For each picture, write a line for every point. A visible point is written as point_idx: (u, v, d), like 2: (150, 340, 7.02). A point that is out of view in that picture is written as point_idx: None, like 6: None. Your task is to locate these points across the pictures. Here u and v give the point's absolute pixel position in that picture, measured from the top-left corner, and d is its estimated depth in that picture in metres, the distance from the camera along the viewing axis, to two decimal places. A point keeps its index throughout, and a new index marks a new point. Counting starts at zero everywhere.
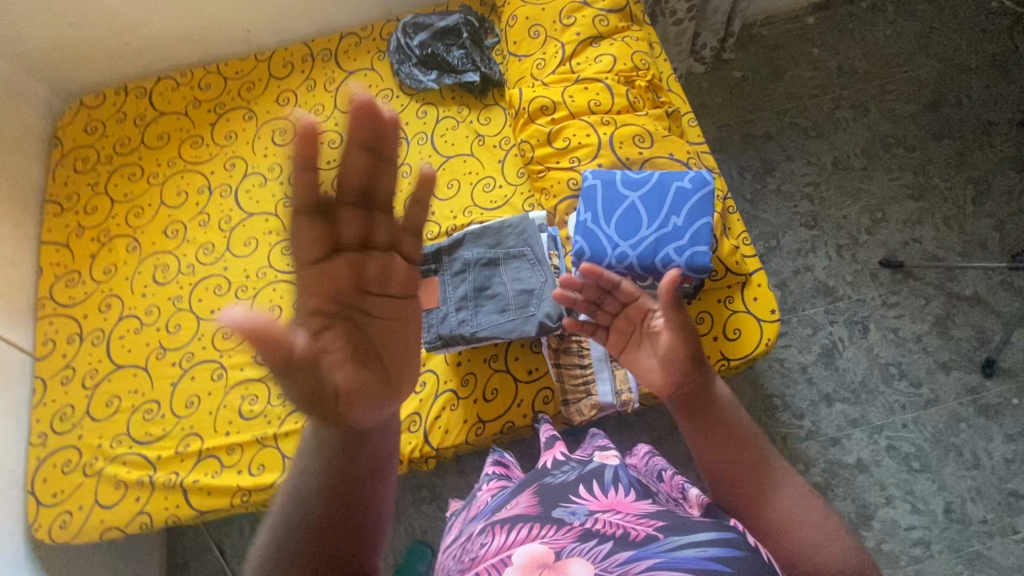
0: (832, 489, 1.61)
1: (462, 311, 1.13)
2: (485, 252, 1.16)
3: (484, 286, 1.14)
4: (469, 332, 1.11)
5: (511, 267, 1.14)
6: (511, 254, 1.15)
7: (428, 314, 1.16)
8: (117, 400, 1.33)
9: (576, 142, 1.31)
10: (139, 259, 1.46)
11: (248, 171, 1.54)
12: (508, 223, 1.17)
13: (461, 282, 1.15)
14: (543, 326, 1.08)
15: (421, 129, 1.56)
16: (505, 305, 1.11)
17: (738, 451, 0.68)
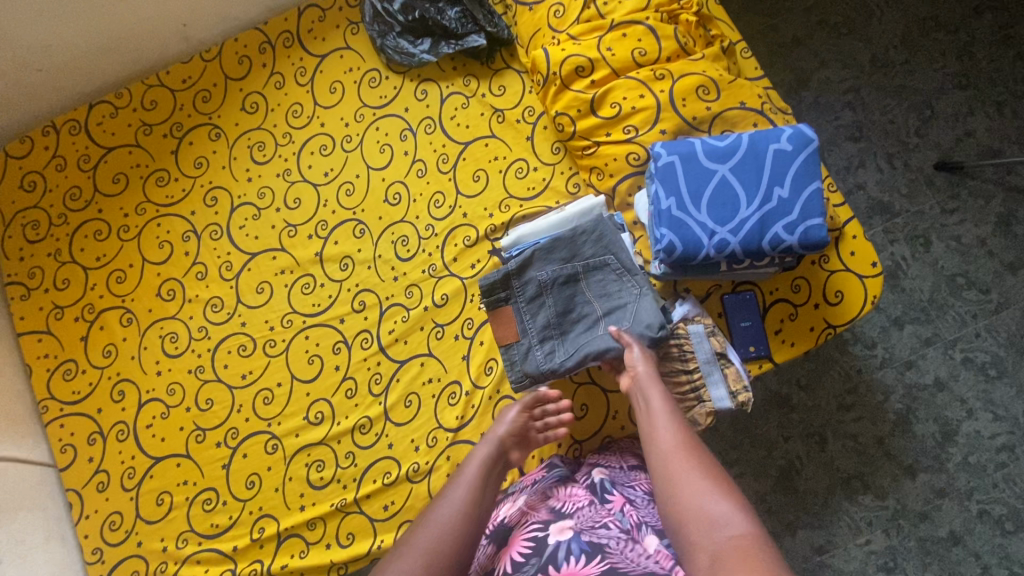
0: (914, 413, 1.59)
1: (547, 340, 1.06)
2: (562, 268, 1.06)
3: (567, 308, 1.06)
4: (560, 364, 1.04)
5: (593, 280, 1.05)
6: (591, 265, 1.05)
7: (509, 350, 1.07)
8: (168, 496, 1.18)
9: (628, 107, 1.09)
10: (140, 332, 1.25)
11: (236, 203, 1.31)
12: (582, 228, 1.06)
13: (539, 304, 1.07)
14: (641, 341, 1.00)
15: (425, 114, 1.32)
16: (596, 324, 1.04)
17: (654, 426, 0.84)
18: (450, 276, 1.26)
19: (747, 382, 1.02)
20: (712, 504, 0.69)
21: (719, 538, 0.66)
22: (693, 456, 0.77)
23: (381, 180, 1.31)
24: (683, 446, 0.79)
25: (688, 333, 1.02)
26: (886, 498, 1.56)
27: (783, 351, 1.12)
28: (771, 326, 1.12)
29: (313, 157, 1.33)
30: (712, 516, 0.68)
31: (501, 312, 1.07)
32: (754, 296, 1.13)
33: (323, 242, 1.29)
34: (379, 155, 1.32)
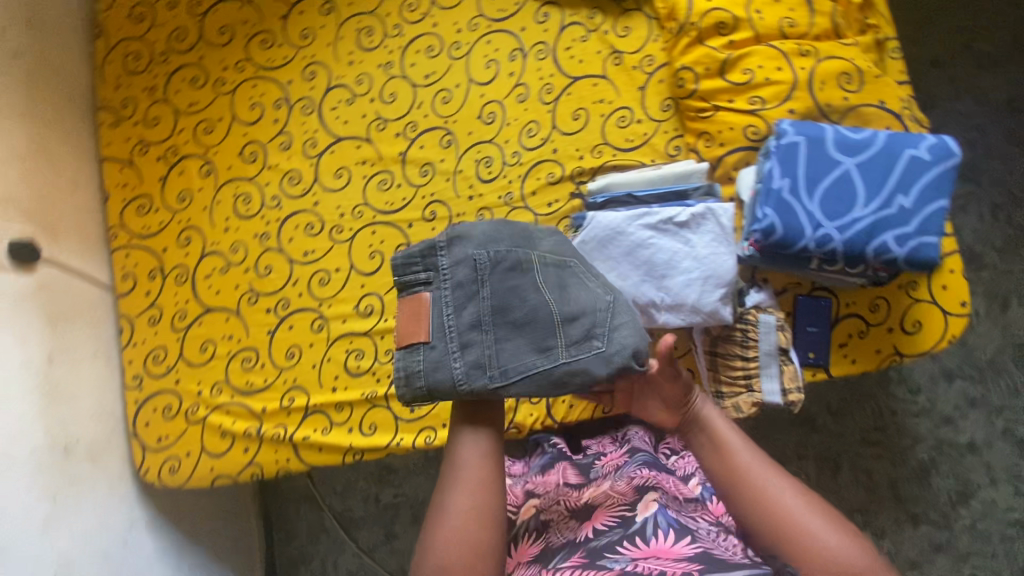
0: (936, 466, 1.56)
1: (482, 339, 0.83)
2: (503, 251, 0.86)
3: (507, 305, 0.84)
4: (490, 385, 0.81)
5: (545, 274, 0.87)
6: (548, 260, 0.88)
7: (416, 348, 0.84)
8: (211, 346, 1.23)
9: (761, 77, 1.03)
10: (215, 186, 1.27)
11: (333, 83, 1.30)
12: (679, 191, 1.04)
13: (475, 294, 0.84)
14: (688, 310, 0.92)
15: (541, 38, 1.27)
16: (548, 337, 0.83)
17: (739, 459, 0.76)
18: (525, 208, 1.24)
19: (802, 383, 1.00)
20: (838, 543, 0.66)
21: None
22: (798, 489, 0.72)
23: (479, 95, 1.28)
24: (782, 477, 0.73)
25: (757, 321, 1.00)
26: (881, 539, 1.56)
27: (841, 365, 1.09)
28: (837, 339, 1.09)
29: (418, 55, 1.30)
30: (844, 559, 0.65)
31: (417, 300, 0.85)
32: (830, 304, 1.09)
33: (409, 143, 1.28)
34: (484, 70, 1.28)
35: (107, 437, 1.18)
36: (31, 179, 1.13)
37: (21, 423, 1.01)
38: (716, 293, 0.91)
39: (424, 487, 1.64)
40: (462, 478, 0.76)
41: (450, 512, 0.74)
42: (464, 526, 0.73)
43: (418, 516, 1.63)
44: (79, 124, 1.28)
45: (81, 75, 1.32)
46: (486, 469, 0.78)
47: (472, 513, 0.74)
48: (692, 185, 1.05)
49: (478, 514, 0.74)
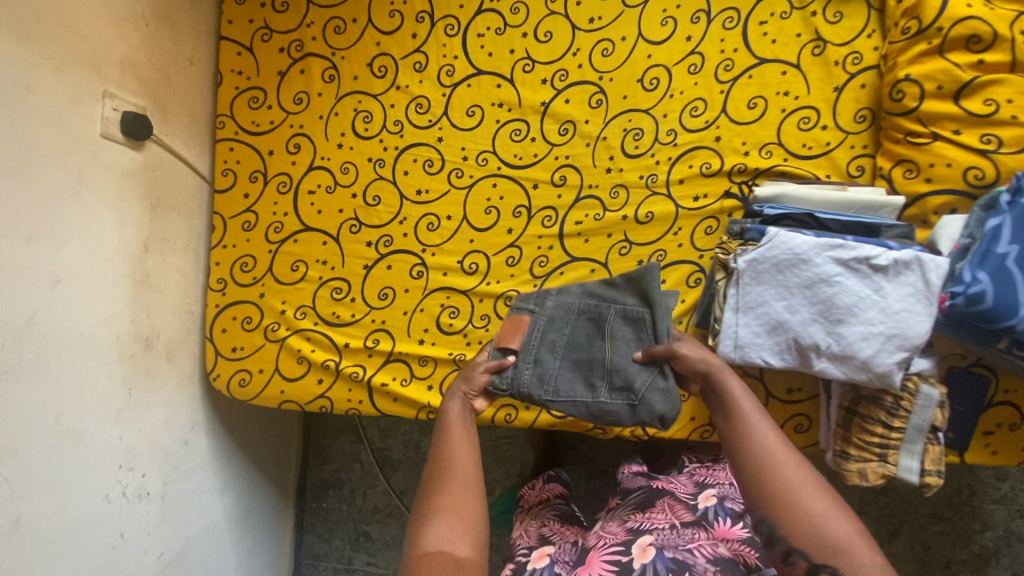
0: (999, 557, 1.48)
1: (542, 364, 0.89)
2: (592, 301, 0.91)
3: (579, 344, 0.90)
4: (543, 399, 0.88)
5: (622, 329, 0.88)
6: (627, 314, 0.88)
7: (502, 354, 0.91)
8: (302, 266, 1.15)
9: (1007, 113, 0.87)
10: (336, 95, 1.15)
11: (485, 6, 1.14)
12: (870, 224, 0.90)
13: (563, 321, 0.91)
14: (856, 366, 0.82)
15: (734, 4, 1.09)
16: (595, 378, 0.88)
17: (751, 430, 0.70)
18: (666, 197, 1.11)
19: (943, 468, 0.90)
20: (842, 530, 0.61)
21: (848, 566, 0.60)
22: (806, 469, 0.66)
23: (646, 55, 1.12)
24: (790, 454, 0.68)
25: (917, 392, 0.89)
26: None
27: (977, 453, 0.99)
28: (983, 424, 0.98)
29: None
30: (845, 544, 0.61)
31: (518, 317, 0.93)
32: (987, 385, 0.98)
33: (554, 94, 1.13)
34: (657, 28, 1.12)
35: (184, 336, 1.14)
36: (149, 46, 1.02)
37: (112, 308, 0.96)
38: (896, 355, 0.80)
39: None
40: (456, 439, 0.83)
41: (436, 492, 0.75)
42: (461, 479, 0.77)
43: None
44: None
45: None
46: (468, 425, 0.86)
47: (451, 485, 0.76)
48: (884, 220, 0.90)
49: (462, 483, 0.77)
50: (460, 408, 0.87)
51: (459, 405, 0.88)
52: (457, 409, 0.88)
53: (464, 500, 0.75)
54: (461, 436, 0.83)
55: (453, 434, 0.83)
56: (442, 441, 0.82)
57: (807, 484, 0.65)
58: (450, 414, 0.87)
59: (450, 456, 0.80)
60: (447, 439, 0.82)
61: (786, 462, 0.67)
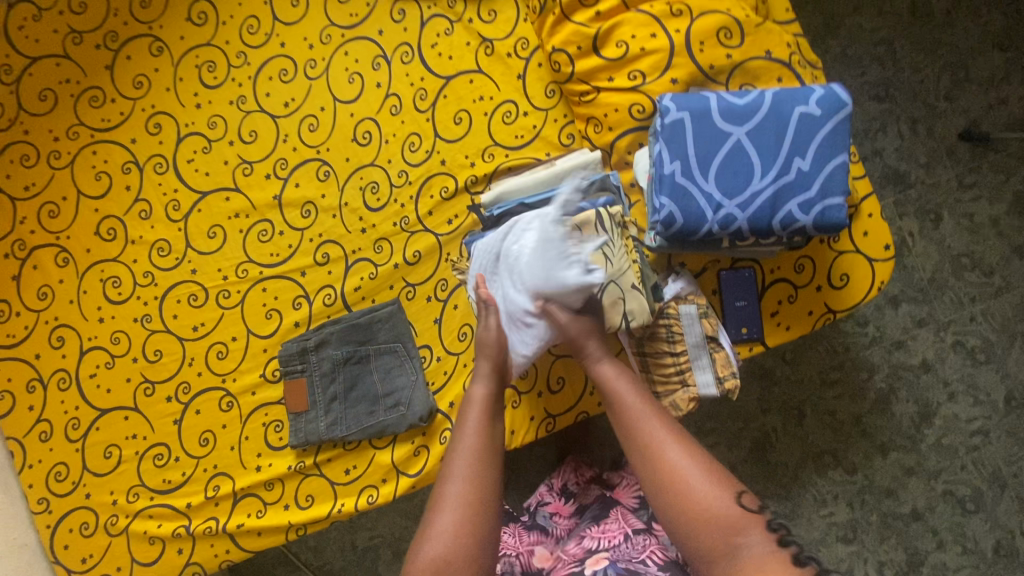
0: (896, 393, 1.56)
1: (333, 412, 1.09)
2: (352, 348, 1.10)
3: (354, 383, 1.10)
4: (341, 436, 1.08)
5: (380, 361, 1.10)
6: (382, 350, 1.10)
7: (299, 418, 1.09)
8: (115, 450, 1.12)
9: (636, 49, 0.93)
10: (78, 275, 1.13)
11: (183, 133, 1.15)
12: (573, 190, 0.96)
13: (332, 372, 1.10)
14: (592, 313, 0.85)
15: (403, 39, 1.14)
16: (374, 405, 1.09)
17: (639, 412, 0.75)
18: (423, 231, 1.13)
19: (736, 367, 0.94)
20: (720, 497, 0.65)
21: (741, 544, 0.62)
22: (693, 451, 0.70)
23: (349, 115, 1.15)
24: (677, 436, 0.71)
25: (678, 314, 0.93)
26: (855, 474, 1.56)
27: (776, 335, 1.04)
28: (767, 308, 1.04)
29: (272, 83, 1.15)
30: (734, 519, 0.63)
31: (296, 383, 1.10)
32: (753, 274, 1.04)
33: (283, 184, 1.14)
34: (347, 86, 1.15)
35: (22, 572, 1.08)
36: None
37: None
38: (628, 275, 0.87)
39: (398, 523, 1.57)
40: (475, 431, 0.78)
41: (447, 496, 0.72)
42: (475, 478, 0.72)
43: (397, 555, 1.57)
44: None
45: None
46: (495, 416, 0.82)
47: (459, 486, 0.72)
48: (585, 180, 0.97)
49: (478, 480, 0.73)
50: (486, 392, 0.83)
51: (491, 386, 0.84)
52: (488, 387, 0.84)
53: (466, 510, 0.70)
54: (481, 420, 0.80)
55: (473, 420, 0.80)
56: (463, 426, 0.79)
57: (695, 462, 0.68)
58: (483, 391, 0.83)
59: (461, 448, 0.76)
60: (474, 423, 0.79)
61: (659, 441, 0.71)
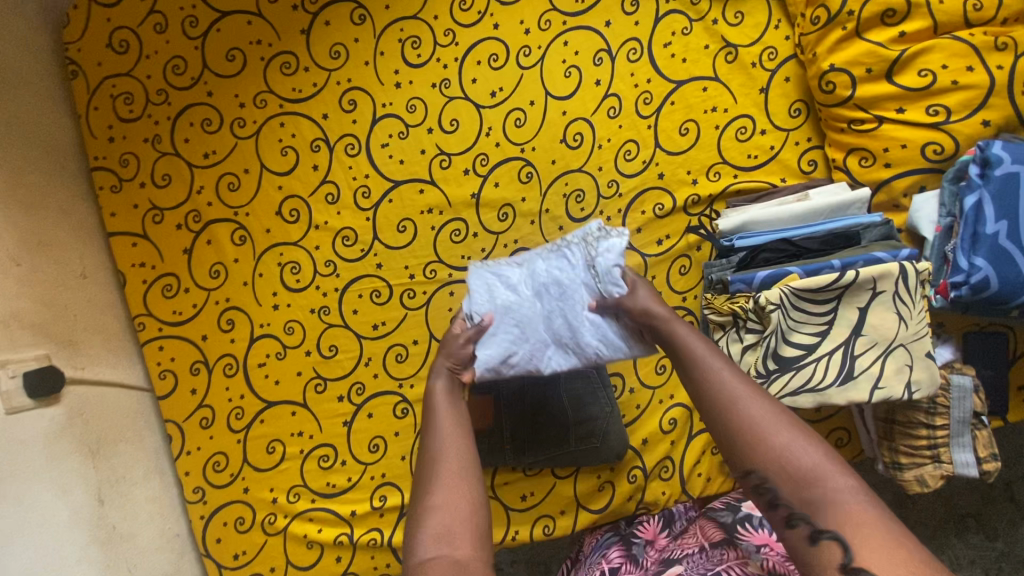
0: None
1: (519, 435, 1.02)
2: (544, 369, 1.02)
3: (542, 408, 1.02)
4: (526, 462, 1.01)
5: (572, 387, 1.02)
6: (575, 374, 1.02)
7: (480, 436, 1.02)
8: (278, 446, 1.05)
9: (945, 81, 0.82)
10: (254, 255, 1.05)
11: (379, 113, 1.05)
12: (848, 232, 0.85)
13: (521, 392, 1.02)
14: (610, 348, 0.81)
15: (632, 34, 1.03)
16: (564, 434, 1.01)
17: (715, 372, 0.62)
18: (629, 249, 1.04)
19: (998, 450, 0.85)
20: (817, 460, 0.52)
21: (824, 498, 0.49)
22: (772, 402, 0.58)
23: (560, 112, 1.05)
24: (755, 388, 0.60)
25: (948, 385, 0.85)
26: (997, 541, 1.47)
27: (1021, 411, 0.95)
28: (1016, 380, 0.95)
29: (480, 67, 1.05)
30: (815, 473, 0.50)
31: (484, 399, 1.02)
32: (1007, 342, 0.95)
33: (481, 181, 1.05)
34: (562, 81, 1.05)
35: (176, 564, 1.03)
36: (25, 285, 0.91)
37: None
38: (923, 341, 0.77)
39: None
40: (445, 419, 0.71)
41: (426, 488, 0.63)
42: (453, 467, 0.64)
43: None
44: (71, 195, 1.04)
45: (63, 126, 1.05)
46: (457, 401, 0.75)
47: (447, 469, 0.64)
48: (859, 222, 0.86)
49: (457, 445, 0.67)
50: (448, 390, 0.76)
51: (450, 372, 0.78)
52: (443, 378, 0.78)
53: (457, 490, 0.62)
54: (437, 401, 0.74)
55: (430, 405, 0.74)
56: (425, 408, 0.74)
57: (770, 410, 0.57)
58: (441, 373, 0.78)
59: (422, 437, 0.70)
60: (436, 404, 0.74)
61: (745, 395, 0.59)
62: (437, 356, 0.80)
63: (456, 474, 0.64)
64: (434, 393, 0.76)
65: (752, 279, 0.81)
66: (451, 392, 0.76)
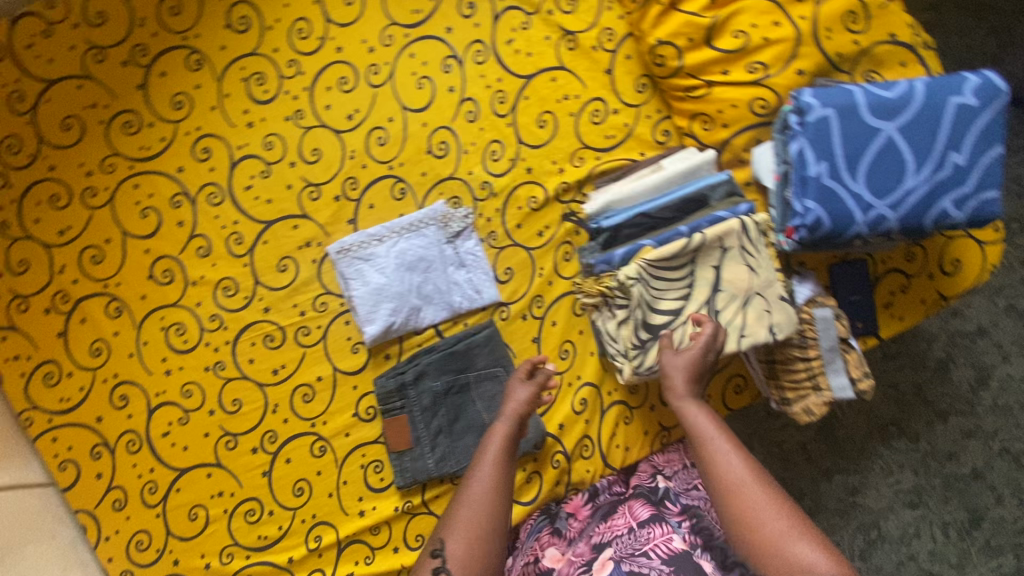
0: (954, 359, 1.59)
1: (439, 448, 1.02)
2: (453, 377, 1.03)
3: (458, 416, 1.03)
4: (451, 472, 1.02)
5: (483, 390, 1.04)
6: (483, 376, 1.04)
7: (401, 457, 1.02)
8: (201, 510, 1.03)
9: (757, 38, 0.86)
10: (135, 325, 1.02)
11: (237, 157, 1.03)
12: (698, 195, 0.89)
13: (433, 405, 1.02)
14: (473, 299, 1.05)
15: (475, 36, 1.03)
16: (483, 436, 1.03)
17: (718, 453, 0.72)
18: (514, 246, 1.06)
19: (868, 368, 0.92)
20: (801, 550, 0.62)
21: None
22: (761, 480, 0.68)
23: (420, 124, 1.04)
24: (751, 464, 0.70)
25: (812, 319, 0.91)
26: (919, 441, 1.59)
27: (891, 326, 1.02)
28: (880, 299, 1.02)
29: (331, 93, 1.04)
30: (811, 573, 0.60)
31: (398, 421, 1.01)
32: (866, 267, 1.02)
33: (354, 206, 1.04)
34: (416, 93, 1.04)
35: None
36: None
37: None
38: (774, 286, 0.82)
39: None
40: (483, 476, 0.80)
41: (456, 529, 0.75)
42: (480, 513, 0.77)
43: None
44: None
45: None
46: (501, 461, 0.83)
47: (479, 514, 0.76)
48: (707, 183, 0.89)
49: (492, 492, 0.79)
50: (501, 444, 0.84)
51: (506, 428, 0.87)
52: (499, 431, 0.86)
53: (477, 535, 0.75)
54: (486, 451, 0.84)
55: (478, 455, 0.84)
56: (472, 459, 0.84)
57: (769, 504, 0.66)
58: (510, 413, 0.88)
59: (462, 485, 0.81)
60: (485, 458, 0.83)
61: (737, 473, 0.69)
62: (524, 402, 0.90)
63: (485, 519, 0.76)
64: (487, 445, 0.85)
65: (610, 258, 0.85)
66: (497, 442, 0.85)
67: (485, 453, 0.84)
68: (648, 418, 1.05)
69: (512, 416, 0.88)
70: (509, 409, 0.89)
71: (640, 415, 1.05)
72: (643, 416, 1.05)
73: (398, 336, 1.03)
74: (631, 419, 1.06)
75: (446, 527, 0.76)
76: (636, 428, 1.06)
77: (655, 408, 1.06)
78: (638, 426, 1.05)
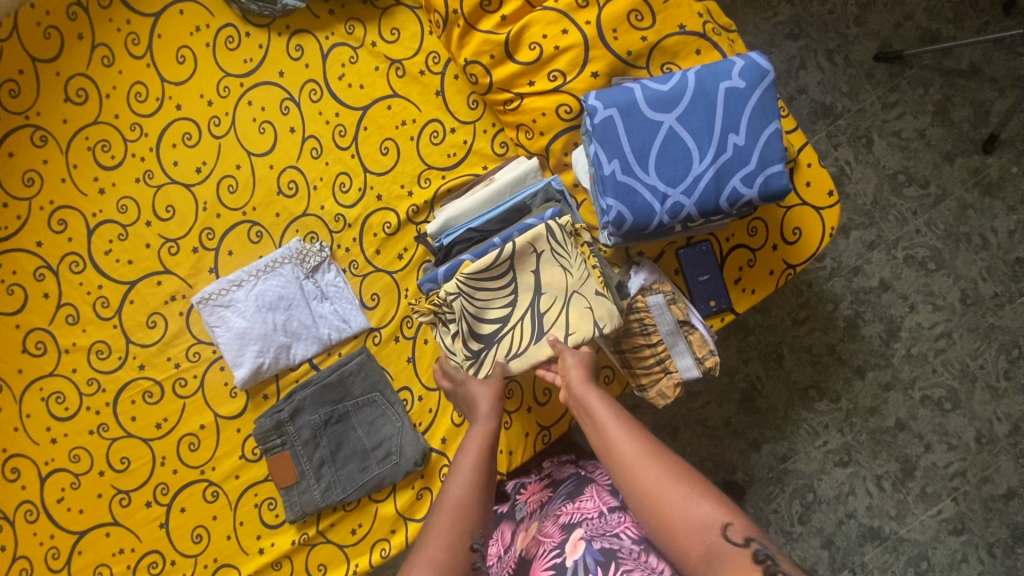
0: (863, 316, 1.39)
1: (325, 478, 1.05)
2: (330, 409, 1.06)
3: (339, 445, 1.06)
4: (339, 500, 1.05)
5: (361, 416, 1.06)
6: (360, 403, 1.06)
7: (289, 492, 1.05)
8: (104, 569, 1.06)
9: (551, 49, 0.90)
10: (16, 399, 1.06)
11: (93, 225, 1.06)
12: (519, 205, 0.94)
13: (313, 438, 1.06)
14: (340, 328, 1.07)
15: (308, 76, 1.07)
16: (366, 461, 1.05)
17: (612, 439, 0.68)
18: (376, 272, 1.08)
19: (713, 345, 0.96)
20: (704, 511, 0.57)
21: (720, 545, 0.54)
22: (659, 455, 0.64)
23: (268, 167, 1.08)
24: (645, 442, 0.66)
25: (648, 306, 0.95)
26: (839, 400, 1.39)
27: (744, 300, 1.05)
28: (730, 277, 1.05)
29: (177, 149, 1.07)
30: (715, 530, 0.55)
31: (281, 458, 1.05)
32: (711, 247, 1.04)
33: (215, 255, 1.07)
34: (259, 138, 1.07)
35: None
36: None
37: None
38: (590, 283, 0.85)
39: None
40: (467, 469, 0.70)
41: (439, 530, 0.63)
42: (461, 510, 0.66)
43: None
44: None
45: None
46: (490, 456, 0.74)
47: (461, 514, 0.65)
48: (527, 193, 0.94)
49: (477, 490, 0.69)
50: (483, 438, 0.76)
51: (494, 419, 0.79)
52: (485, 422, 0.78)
53: (456, 536, 0.63)
54: (474, 442, 0.75)
55: (462, 448, 0.75)
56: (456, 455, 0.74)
57: (666, 475, 0.61)
58: (493, 404, 0.81)
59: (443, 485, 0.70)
60: (469, 453, 0.73)
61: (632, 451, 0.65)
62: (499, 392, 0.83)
63: (469, 519, 0.65)
64: (475, 438, 0.76)
65: (435, 277, 0.90)
66: (480, 437, 0.76)
67: (471, 445, 0.75)
68: (527, 420, 1.08)
69: (497, 409, 0.80)
70: (493, 400, 0.81)
71: (520, 418, 1.08)
72: (523, 418, 1.08)
73: (274, 376, 1.07)
74: (511, 423, 1.08)
75: (424, 531, 0.64)
76: (517, 431, 1.08)
77: (533, 409, 1.08)
78: (519, 429, 1.08)
